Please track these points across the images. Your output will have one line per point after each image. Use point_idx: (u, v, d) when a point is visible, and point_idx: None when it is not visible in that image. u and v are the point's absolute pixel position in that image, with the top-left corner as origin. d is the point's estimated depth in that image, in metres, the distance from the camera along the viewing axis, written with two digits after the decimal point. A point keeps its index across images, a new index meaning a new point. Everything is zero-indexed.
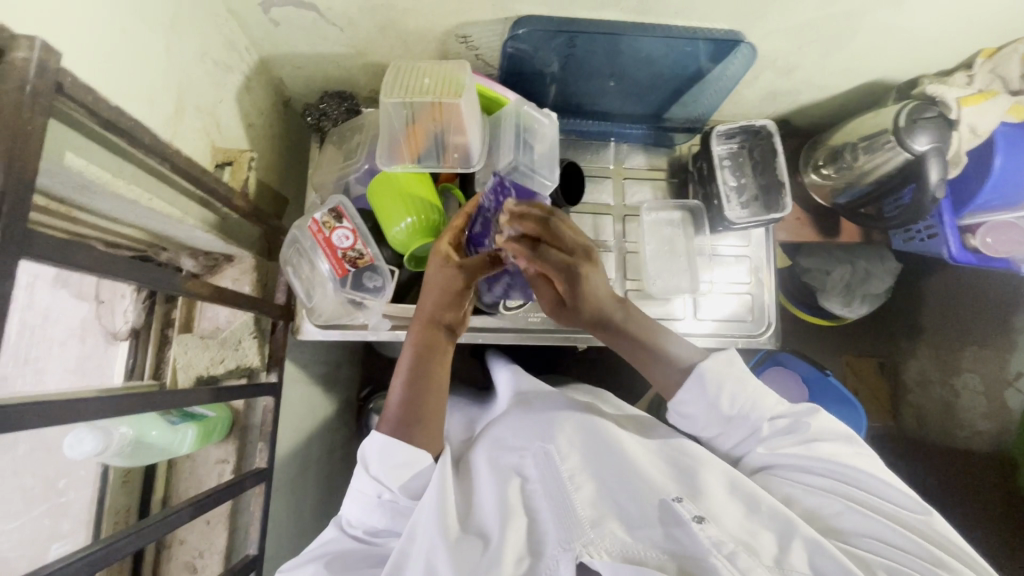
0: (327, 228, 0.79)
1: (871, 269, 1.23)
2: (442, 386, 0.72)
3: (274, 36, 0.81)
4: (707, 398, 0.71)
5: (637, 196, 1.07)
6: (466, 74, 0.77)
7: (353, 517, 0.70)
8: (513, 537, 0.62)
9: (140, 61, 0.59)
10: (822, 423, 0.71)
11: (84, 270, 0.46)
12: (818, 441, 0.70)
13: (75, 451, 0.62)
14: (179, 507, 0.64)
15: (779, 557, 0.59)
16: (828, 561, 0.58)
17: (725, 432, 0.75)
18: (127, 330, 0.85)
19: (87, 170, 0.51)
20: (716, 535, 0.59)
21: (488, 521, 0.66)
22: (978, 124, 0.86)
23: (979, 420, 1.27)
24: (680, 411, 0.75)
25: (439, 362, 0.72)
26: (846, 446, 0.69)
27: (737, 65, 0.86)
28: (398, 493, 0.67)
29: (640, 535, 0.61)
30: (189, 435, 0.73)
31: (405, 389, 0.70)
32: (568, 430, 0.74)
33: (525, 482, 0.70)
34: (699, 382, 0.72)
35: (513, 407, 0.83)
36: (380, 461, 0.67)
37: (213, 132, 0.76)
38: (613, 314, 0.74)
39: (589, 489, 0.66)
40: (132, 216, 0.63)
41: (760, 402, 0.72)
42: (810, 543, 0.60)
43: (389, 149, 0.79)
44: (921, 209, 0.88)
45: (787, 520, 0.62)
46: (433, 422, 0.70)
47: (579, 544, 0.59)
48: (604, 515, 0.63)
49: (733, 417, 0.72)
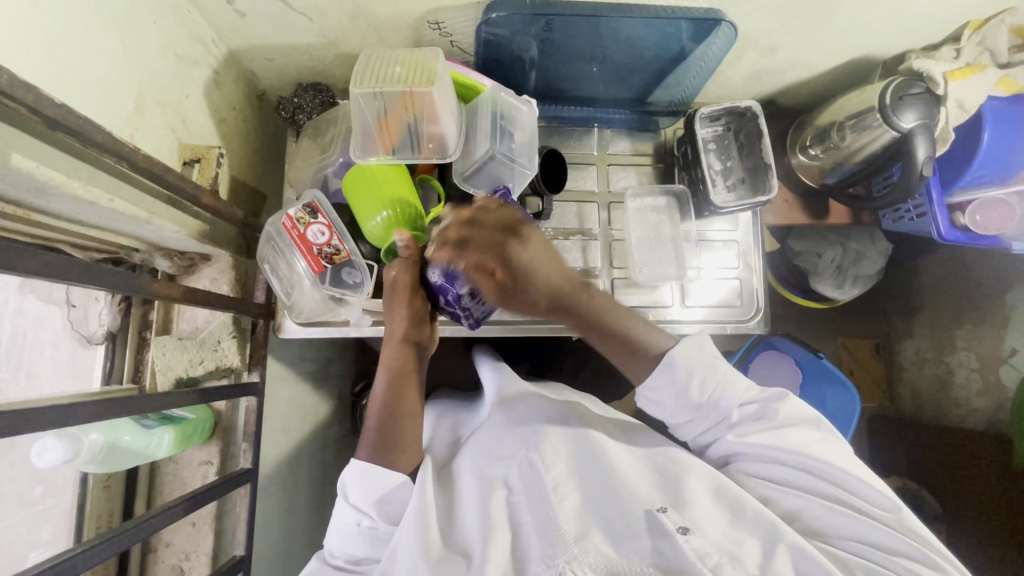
0: (301, 224, 0.78)
1: (862, 250, 1.22)
2: (416, 409, 0.74)
3: (241, 28, 0.79)
4: (676, 385, 0.71)
5: (622, 181, 1.05)
6: (438, 61, 0.75)
7: (334, 546, 0.69)
8: (496, 554, 0.60)
9: (94, 57, 0.57)
10: (790, 408, 0.71)
11: (53, 277, 0.46)
12: (786, 428, 0.69)
13: (43, 459, 0.61)
14: (158, 510, 0.63)
15: (763, 566, 0.59)
16: (812, 565, 0.58)
17: (694, 421, 0.74)
18: (102, 334, 0.82)
19: (36, 172, 0.49)
20: (701, 546, 0.58)
21: (471, 537, 0.64)
22: (964, 98, 0.84)
23: (974, 398, 1.27)
24: (648, 397, 0.74)
25: (413, 378, 0.75)
26: (812, 432, 0.70)
27: (719, 45, 0.84)
28: (377, 519, 0.67)
29: (627, 549, 0.60)
30: (166, 438, 0.72)
31: (382, 416, 0.71)
32: (555, 441, 0.74)
33: (509, 493, 0.69)
34: (669, 369, 0.71)
35: (496, 410, 0.83)
36: (358, 487, 0.68)
37: (180, 128, 0.73)
38: (572, 294, 0.72)
39: (573, 500, 0.66)
40: (96, 218, 0.62)
41: (727, 389, 0.72)
42: (795, 549, 0.59)
43: (362, 140, 0.77)
44: (910, 189, 0.86)
45: (772, 525, 0.62)
46: (410, 444, 0.72)
47: (563, 560, 0.57)
48: (588, 527, 0.62)
49: (701, 405, 0.72)
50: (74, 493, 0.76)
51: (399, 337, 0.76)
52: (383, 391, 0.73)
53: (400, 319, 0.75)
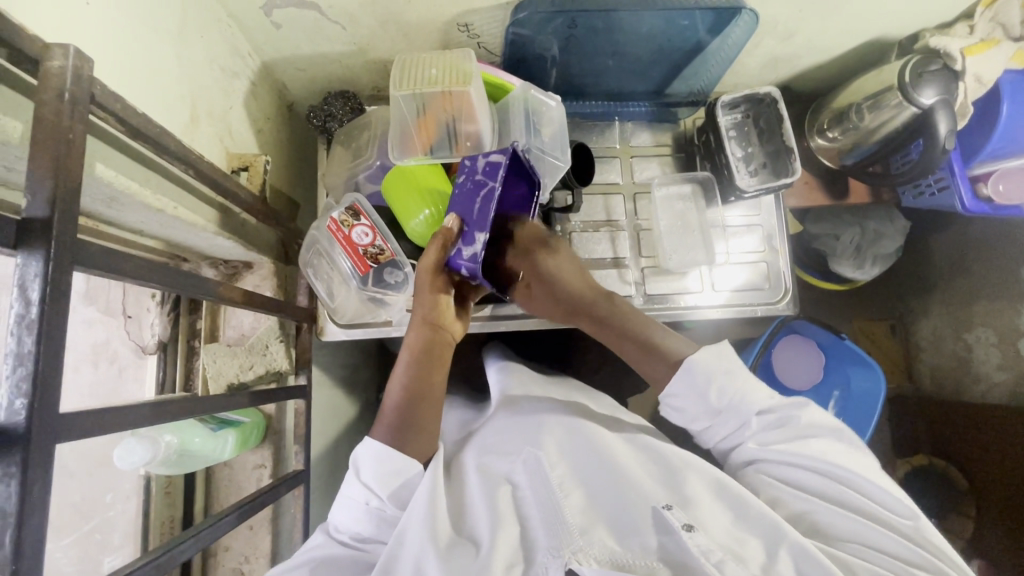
0: (345, 226, 0.80)
1: (881, 229, 1.24)
2: (436, 393, 0.74)
3: (276, 39, 0.82)
4: (697, 391, 0.72)
5: (645, 173, 1.07)
6: (471, 62, 0.77)
7: (340, 522, 0.70)
8: (504, 544, 0.62)
9: (152, 72, 0.59)
10: (812, 418, 0.71)
11: (154, 284, 0.48)
12: (809, 436, 0.70)
13: (125, 461, 0.62)
14: (221, 515, 0.65)
15: (766, 566, 0.61)
16: (812, 565, 0.60)
17: (714, 425, 0.75)
18: (155, 344, 0.83)
19: (116, 181, 0.51)
20: (704, 543, 0.60)
21: (479, 525, 0.66)
22: (982, 73, 0.85)
23: (993, 372, 1.28)
24: (670, 403, 0.75)
25: (436, 359, 0.76)
26: (833, 442, 0.71)
27: (738, 33, 0.87)
28: (387, 501, 0.68)
29: (632, 543, 0.63)
30: (230, 440, 0.73)
31: (401, 398, 0.72)
32: (557, 437, 0.75)
33: (516, 489, 0.70)
34: (693, 377, 0.72)
35: (500, 409, 0.84)
36: (374, 469, 0.68)
37: (227, 138, 0.75)
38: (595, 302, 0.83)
39: (578, 496, 0.67)
40: (157, 227, 0.64)
41: (748, 397, 0.72)
42: (796, 549, 0.61)
43: (401, 141, 0.79)
44: (932, 163, 0.89)
45: (777, 525, 0.63)
46: (426, 429, 0.72)
47: (567, 551, 0.60)
48: (593, 522, 0.64)
49: (722, 409, 0.72)
50: (137, 499, 0.78)
51: (424, 318, 0.77)
52: (404, 372, 0.74)
53: (424, 302, 0.77)
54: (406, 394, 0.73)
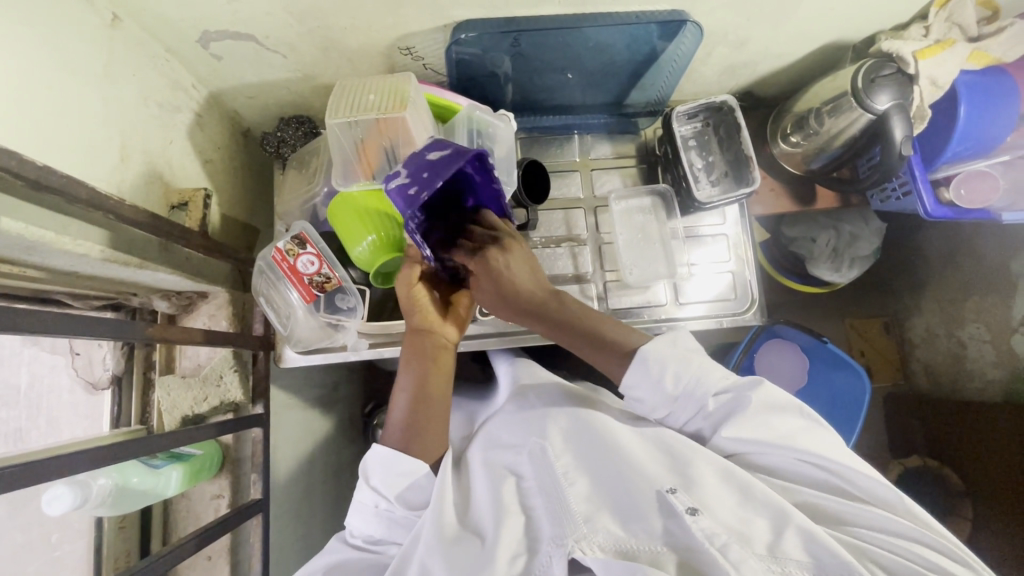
0: (290, 256, 0.80)
1: (857, 232, 1.21)
2: (440, 390, 0.75)
3: (218, 70, 0.82)
4: (652, 381, 0.68)
5: (606, 185, 1.06)
6: (411, 86, 0.76)
7: (354, 526, 0.70)
8: (508, 534, 0.62)
9: (70, 119, 0.59)
10: (767, 395, 0.67)
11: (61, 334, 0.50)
12: (778, 421, 0.66)
13: (54, 507, 0.62)
14: (161, 553, 0.63)
15: (772, 545, 0.57)
16: (822, 549, 0.56)
17: (674, 413, 0.71)
18: (107, 378, 0.84)
19: (27, 232, 0.52)
20: (709, 526, 0.57)
21: (485, 519, 0.65)
22: (937, 76, 0.83)
23: (988, 369, 1.23)
24: (631, 396, 0.71)
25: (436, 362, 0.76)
26: (796, 420, 0.67)
27: (687, 44, 0.85)
28: (395, 502, 0.68)
29: (636, 528, 0.60)
30: (175, 476, 0.74)
31: (409, 403, 0.73)
32: (562, 423, 0.71)
33: (520, 480, 0.68)
34: (642, 365, 0.69)
35: (510, 401, 0.82)
36: (380, 473, 0.68)
37: (166, 174, 0.76)
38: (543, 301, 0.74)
39: (583, 483, 0.64)
40: (90, 269, 0.65)
41: (704, 378, 0.68)
42: (805, 532, 0.57)
43: (344, 169, 0.79)
44: (892, 168, 0.87)
45: (782, 507, 0.59)
46: (435, 427, 0.73)
47: (571, 540, 0.58)
48: (597, 508, 0.61)
49: (679, 397, 0.69)
50: (90, 535, 0.79)
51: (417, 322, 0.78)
52: (406, 379, 0.75)
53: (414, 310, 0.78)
54: (410, 397, 0.73)
